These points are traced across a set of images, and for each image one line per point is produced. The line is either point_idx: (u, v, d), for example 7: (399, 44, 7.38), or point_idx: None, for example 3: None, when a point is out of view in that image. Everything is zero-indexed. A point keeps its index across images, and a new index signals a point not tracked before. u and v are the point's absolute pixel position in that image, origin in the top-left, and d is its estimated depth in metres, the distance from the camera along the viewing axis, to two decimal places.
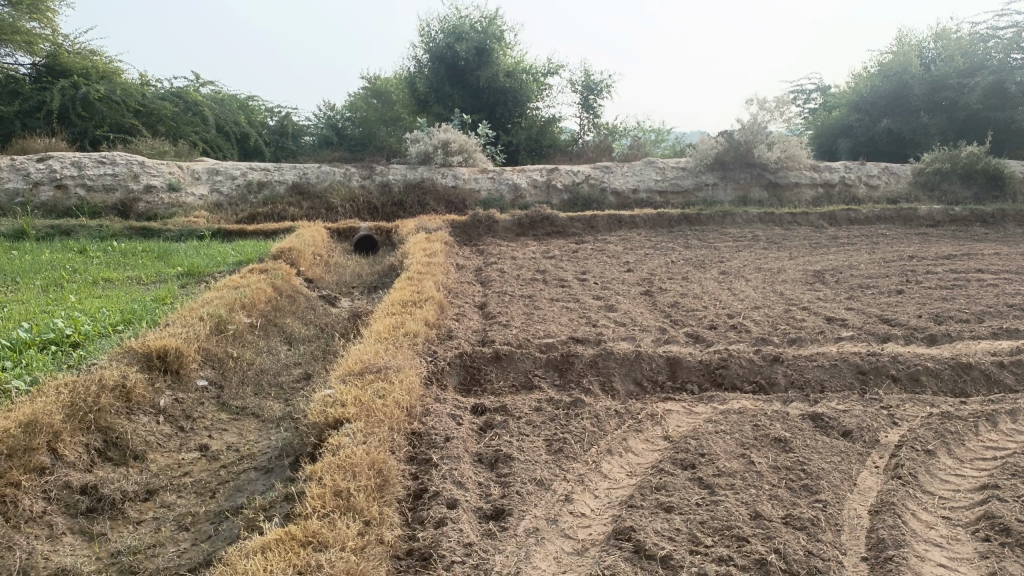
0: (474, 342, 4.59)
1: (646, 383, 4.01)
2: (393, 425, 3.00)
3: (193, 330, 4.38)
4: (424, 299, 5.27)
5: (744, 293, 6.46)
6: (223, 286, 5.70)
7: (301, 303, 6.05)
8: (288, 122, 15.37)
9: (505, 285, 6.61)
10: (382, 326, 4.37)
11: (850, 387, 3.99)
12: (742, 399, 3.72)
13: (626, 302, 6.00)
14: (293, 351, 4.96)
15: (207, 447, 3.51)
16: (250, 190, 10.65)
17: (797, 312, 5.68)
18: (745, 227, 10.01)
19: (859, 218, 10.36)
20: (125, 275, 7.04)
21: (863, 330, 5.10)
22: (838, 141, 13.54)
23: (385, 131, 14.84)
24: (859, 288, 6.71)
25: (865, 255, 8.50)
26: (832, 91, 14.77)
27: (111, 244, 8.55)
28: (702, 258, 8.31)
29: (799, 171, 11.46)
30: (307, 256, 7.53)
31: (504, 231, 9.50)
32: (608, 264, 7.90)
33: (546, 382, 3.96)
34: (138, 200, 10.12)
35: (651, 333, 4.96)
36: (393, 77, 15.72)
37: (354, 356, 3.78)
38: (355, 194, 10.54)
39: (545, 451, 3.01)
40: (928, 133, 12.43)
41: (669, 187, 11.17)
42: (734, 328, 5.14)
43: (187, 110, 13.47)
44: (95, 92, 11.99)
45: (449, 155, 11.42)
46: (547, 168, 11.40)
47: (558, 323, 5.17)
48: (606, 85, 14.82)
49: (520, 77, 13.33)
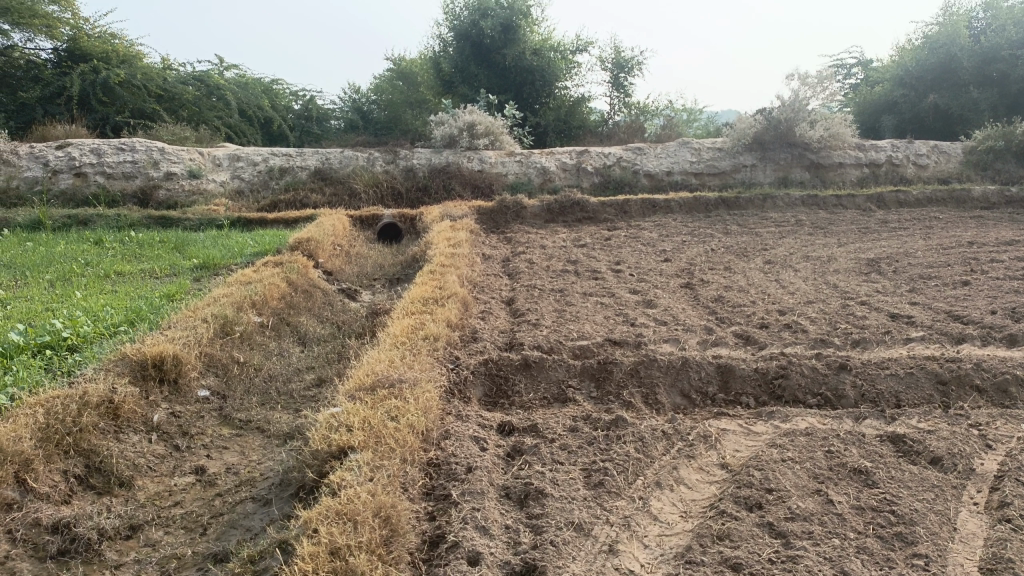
0: (501, 346, 4.17)
1: (694, 396, 3.55)
2: (406, 455, 2.59)
3: (195, 334, 4.03)
4: (447, 296, 4.84)
5: (794, 285, 5.95)
6: (233, 282, 5.34)
7: (317, 298, 5.66)
8: (313, 106, 14.97)
9: (534, 278, 6.18)
10: (399, 328, 3.97)
11: (929, 399, 3.50)
12: (806, 415, 3.26)
13: (666, 297, 5.53)
14: (306, 352, 4.57)
15: (203, 470, 3.14)
16: (271, 176, 10.31)
17: (855, 307, 5.17)
18: (787, 210, 9.45)
19: (909, 199, 9.73)
20: (138, 268, 6.72)
21: (933, 330, 4.58)
22: (882, 118, 12.81)
23: (410, 113, 14.41)
24: (919, 278, 6.16)
25: (919, 241, 7.91)
26: (875, 66, 14.01)
27: (128, 234, 8.27)
28: (744, 245, 7.80)
29: (843, 151, 10.82)
30: (326, 246, 7.15)
31: (533, 217, 9.07)
32: (644, 253, 7.42)
33: (581, 394, 3.53)
34: (157, 188, 9.83)
35: (696, 333, 4.50)
36: (419, 59, 15.30)
37: (367, 366, 3.38)
38: (378, 178, 10.13)
39: (583, 485, 2.58)
40: (979, 109, 11.70)
41: (705, 169, 10.61)
42: (789, 328, 4.64)
43: (210, 94, 13.16)
44: (115, 77, 11.70)
45: (475, 138, 10.96)
46: (577, 151, 10.91)
47: (592, 322, 4.73)
48: (638, 63, 14.23)
49: (547, 56, 12.80)
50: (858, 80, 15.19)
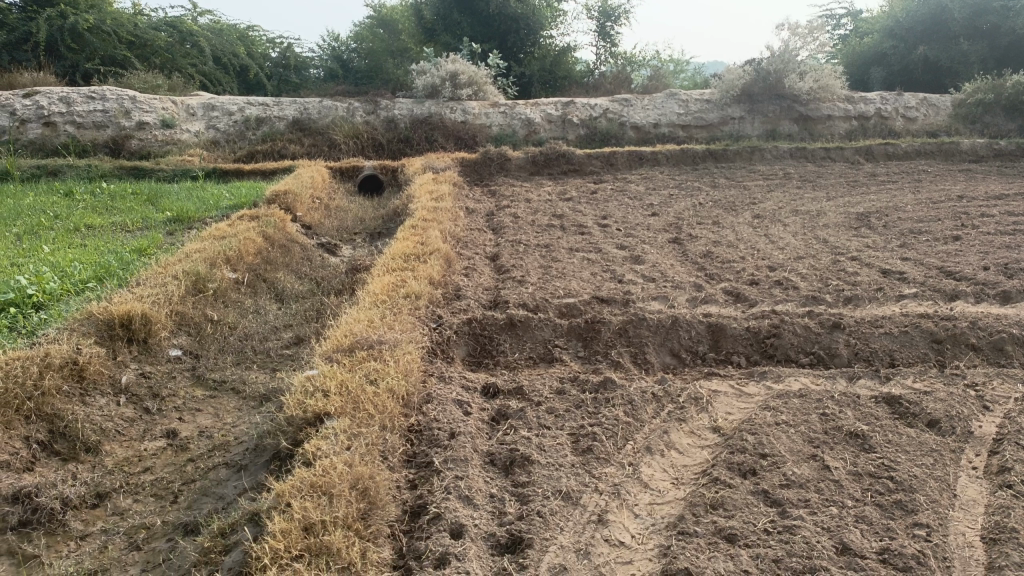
0: (485, 304, 4.04)
1: (684, 355, 3.45)
2: (386, 422, 2.47)
3: (165, 292, 3.86)
4: (429, 252, 4.68)
5: (783, 240, 5.84)
6: (207, 236, 5.14)
7: (295, 253, 5.48)
8: (291, 54, 14.50)
9: (519, 232, 6.02)
10: (379, 286, 3.82)
11: (924, 358, 3.43)
12: (799, 375, 3.17)
13: (654, 253, 5.41)
14: (284, 309, 4.41)
15: (175, 433, 3.01)
16: (248, 127, 9.99)
17: (846, 263, 5.07)
18: (775, 163, 9.30)
19: (898, 151, 9.60)
20: (109, 221, 6.49)
21: (925, 286, 4.50)
22: (872, 70, 12.58)
23: (391, 62, 14.00)
24: (910, 234, 6.06)
25: (908, 195, 7.80)
26: (866, 16, 13.73)
27: (99, 186, 7.99)
28: (732, 199, 7.66)
29: (832, 103, 10.63)
30: (305, 199, 6.93)
31: (517, 170, 8.86)
32: (631, 207, 7.27)
33: (568, 354, 3.42)
34: (130, 138, 9.49)
35: (685, 290, 4.39)
36: (401, 6, 14.83)
37: (345, 326, 3.24)
38: (358, 129, 9.84)
39: (571, 451, 2.48)
40: (969, 61, 11.52)
41: (692, 121, 10.40)
42: (779, 284, 4.53)
43: (183, 41, 12.68)
44: (84, 22, 11.21)
45: (458, 88, 10.65)
46: (562, 101, 10.64)
47: (579, 279, 4.60)
48: (625, 11, 13.86)
49: (532, 3, 12.41)
50: (847, 31, 14.91)
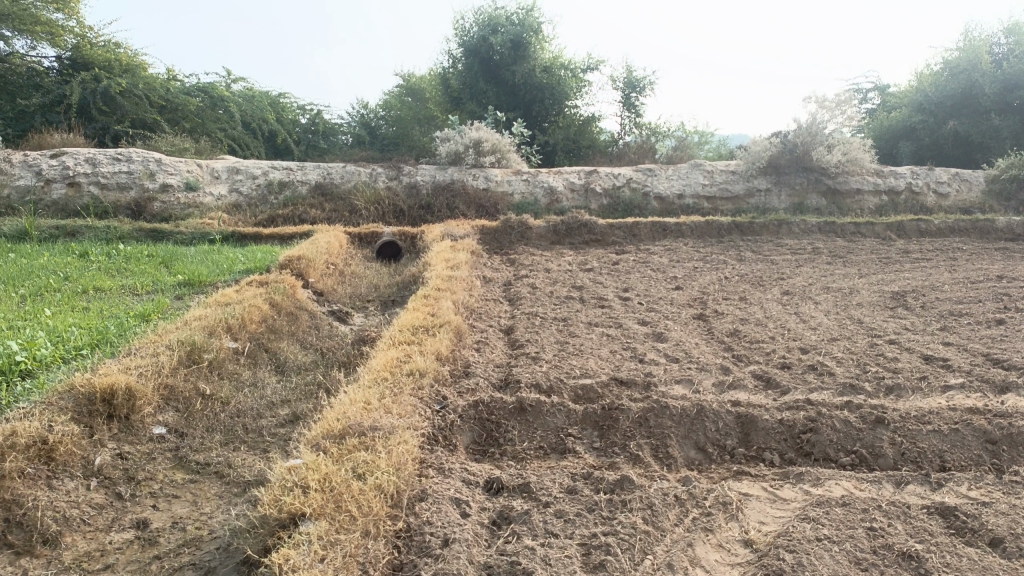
0: (495, 385, 3.77)
1: (711, 450, 3.12)
2: (370, 528, 2.20)
3: (155, 363, 3.66)
4: (439, 325, 4.44)
5: (814, 319, 5.54)
6: (211, 302, 4.96)
7: (303, 320, 5.27)
8: (320, 120, 14.68)
9: (537, 305, 5.78)
10: (381, 363, 3.57)
11: (978, 461, 3.08)
12: (840, 478, 2.83)
13: (677, 330, 5.13)
14: (283, 381, 4.17)
15: (145, 524, 2.77)
16: (270, 190, 9.97)
17: (884, 346, 4.75)
18: (803, 237, 9.03)
19: (930, 228, 9.30)
20: (119, 283, 6.37)
21: (972, 375, 4.16)
22: (900, 144, 12.40)
23: (418, 129, 14.09)
24: (950, 315, 5.73)
25: (944, 274, 7.49)
26: (892, 92, 13.66)
27: (116, 247, 7.93)
28: (759, 273, 7.39)
29: (860, 177, 10.41)
30: (319, 265, 6.77)
31: (538, 239, 8.68)
32: (654, 280, 7.03)
33: (582, 445, 3.11)
34: (152, 199, 9.48)
35: (711, 374, 4.10)
36: (430, 75, 15.04)
37: (339, 408, 2.97)
38: (380, 194, 9.77)
39: (580, 567, 2.17)
40: (999, 137, 11.31)
41: (717, 192, 10.22)
42: (813, 369, 4.22)
43: (214, 105, 12.87)
44: (117, 85, 11.40)
45: (481, 155, 10.61)
46: (586, 170, 10.54)
47: (597, 358, 4.32)
48: (650, 83, 13.91)
49: (558, 74, 12.49)
50: (874, 105, 14.83)
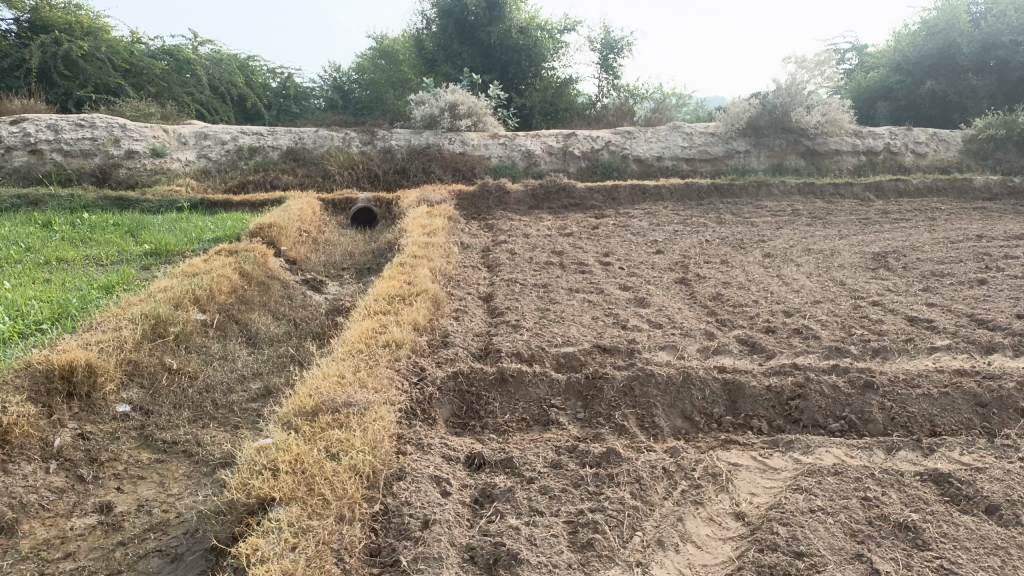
0: (475, 355, 3.65)
1: (698, 418, 3.04)
2: (345, 511, 2.09)
3: (118, 338, 3.50)
4: (416, 293, 4.30)
5: (797, 282, 5.46)
6: (178, 272, 4.77)
7: (275, 289, 5.10)
8: (291, 84, 14.28)
9: (516, 271, 5.64)
10: (356, 335, 3.43)
11: (968, 425, 3.02)
12: (831, 445, 2.76)
13: (660, 294, 5.03)
14: (255, 354, 4.02)
15: (109, 507, 2.64)
16: (240, 156, 9.68)
17: (868, 309, 4.68)
18: (782, 199, 8.95)
19: (909, 188, 9.26)
20: (83, 254, 6.13)
21: (958, 337, 4.11)
22: (878, 105, 12.31)
23: (392, 92, 13.74)
24: (932, 276, 5.69)
25: (924, 234, 7.45)
26: (871, 52, 13.53)
27: (80, 216, 7.66)
28: (740, 236, 7.31)
29: (839, 138, 10.33)
30: (291, 232, 6.57)
31: (516, 204, 8.52)
32: (634, 244, 6.91)
33: (565, 416, 3.01)
34: (118, 166, 9.16)
35: (695, 339, 4.01)
36: (403, 36, 14.65)
37: (312, 383, 2.84)
38: (354, 159, 9.52)
39: (566, 547, 2.08)
40: (977, 97, 11.25)
41: (697, 154, 10.08)
42: (799, 333, 4.14)
43: (181, 69, 12.43)
44: (78, 49, 10.95)
45: (457, 119, 10.36)
46: (564, 133, 10.35)
47: (579, 325, 4.21)
48: (628, 44, 13.66)
49: (535, 35, 12.20)
50: (852, 65, 14.70)
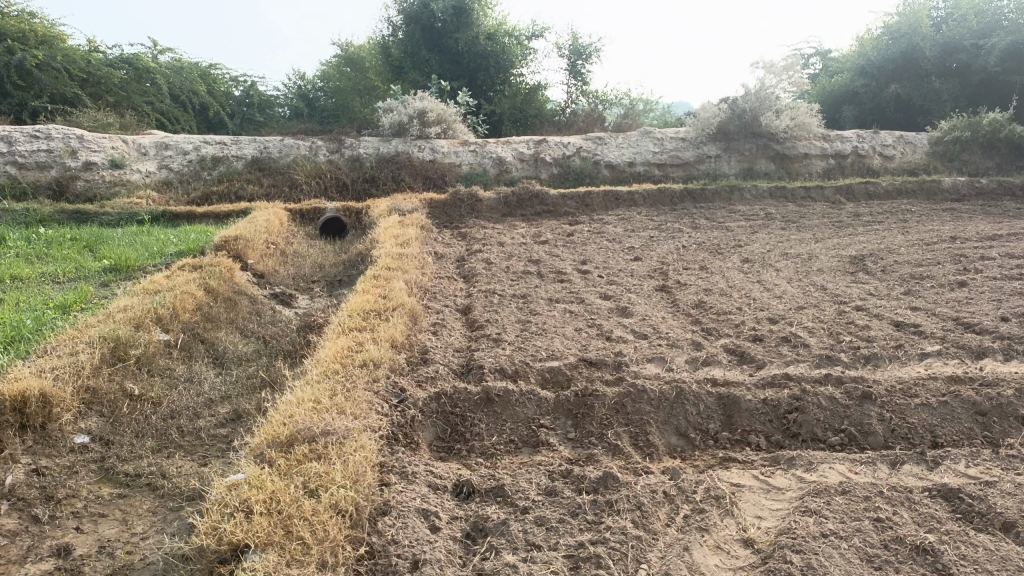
0: (456, 373, 3.49)
1: (694, 435, 2.91)
2: (326, 555, 1.92)
3: (74, 363, 3.30)
4: (392, 308, 4.12)
5: (778, 288, 5.38)
6: (139, 289, 4.54)
7: (243, 305, 4.88)
8: (255, 92, 13.98)
9: (493, 281, 5.49)
10: (332, 354, 3.25)
11: (969, 436, 2.94)
12: (833, 461, 2.65)
13: (642, 303, 4.92)
14: (223, 375, 3.80)
15: (67, 551, 2.43)
16: (204, 166, 9.40)
17: (853, 314, 4.60)
18: (755, 203, 8.93)
19: (879, 190, 9.30)
20: (39, 270, 5.84)
21: (946, 342, 4.04)
22: (843, 109, 12.41)
23: (358, 100, 13.52)
24: (911, 279, 5.66)
25: (898, 237, 7.45)
26: (835, 57, 13.67)
27: (35, 231, 7.34)
28: (716, 241, 7.24)
29: (808, 141, 10.36)
30: (258, 245, 6.34)
31: (489, 211, 8.37)
32: (611, 251, 6.79)
33: (556, 436, 2.86)
34: (75, 178, 8.82)
35: (683, 350, 3.89)
36: (369, 43, 14.44)
37: (286, 409, 2.66)
38: (321, 168, 9.30)
39: None
40: (941, 100, 11.34)
41: (668, 159, 10.03)
42: (787, 341, 4.03)
43: (140, 78, 12.06)
44: (33, 57, 10.54)
45: (426, 126, 10.18)
46: (534, 140, 10.22)
47: (563, 337, 4.07)
48: (596, 49, 13.60)
49: (502, 41, 12.09)
50: (817, 70, 14.83)
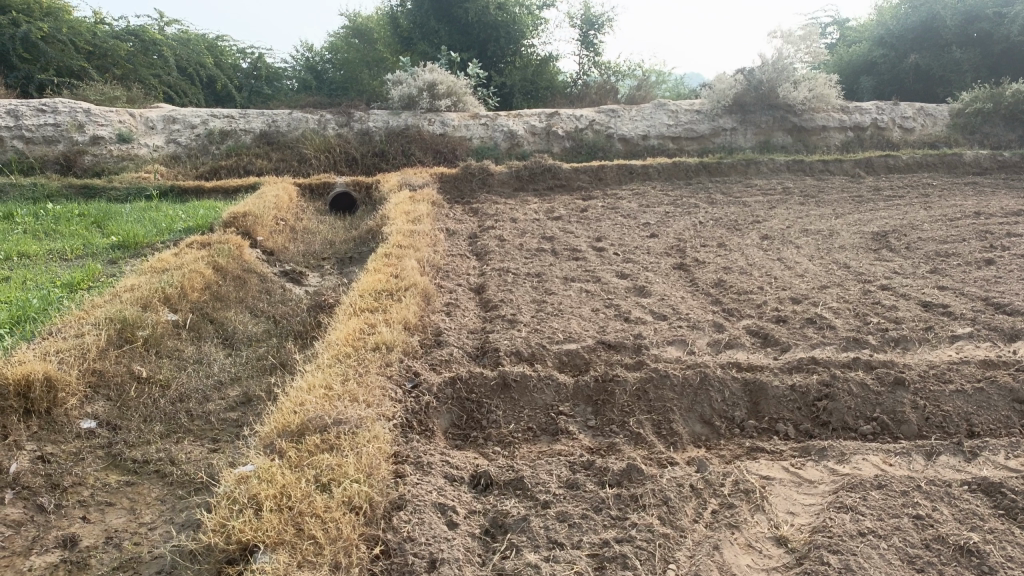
0: (472, 356, 3.38)
1: (719, 423, 2.80)
2: (339, 554, 1.84)
3: (80, 345, 3.21)
4: (404, 288, 4.01)
5: (800, 266, 5.23)
6: (147, 268, 4.44)
7: (252, 283, 4.78)
8: (263, 65, 13.79)
9: (506, 259, 5.36)
10: (343, 336, 3.14)
11: (1007, 424, 2.82)
12: (866, 452, 2.55)
13: (660, 282, 4.79)
14: (232, 356, 3.72)
15: (73, 542, 2.35)
16: (212, 140, 9.26)
17: (879, 294, 4.46)
18: (772, 178, 8.73)
19: (899, 164, 9.08)
20: (46, 247, 5.75)
21: (977, 324, 3.91)
22: (861, 79, 12.10)
23: (367, 72, 13.29)
24: (936, 257, 5.50)
25: (920, 212, 7.26)
26: (853, 26, 13.34)
27: (43, 206, 7.25)
28: (734, 217, 7.08)
29: (826, 113, 10.10)
30: (267, 221, 6.23)
31: (501, 186, 8.22)
32: (626, 227, 6.65)
33: (576, 424, 2.76)
34: (83, 153, 8.72)
35: (704, 333, 3.77)
36: (377, 15, 14.19)
37: (296, 396, 2.56)
38: (330, 142, 9.15)
39: None
40: (961, 71, 11.05)
41: (682, 132, 9.83)
42: (812, 322, 3.90)
43: (147, 51, 11.89)
44: (38, 30, 10.40)
45: (436, 99, 9.99)
46: (546, 112, 10.02)
47: (580, 318, 3.95)
48: (608, 19, 13.31)
49: (512, 11, 11.84)
50: (834, 40, 14.48)
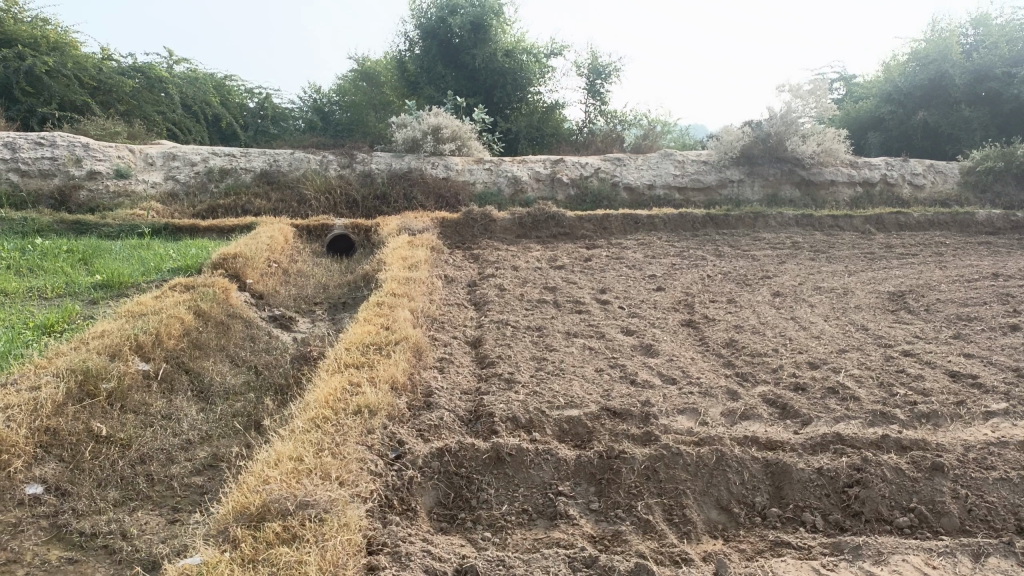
0: (464, 422, 3.09)
1: (738, 510, 2.50)
2: None
3: (32, 401, 2.93)
4: (395, 341, 3.72)
5: (814, 327, 4.96)
6: (124, 311, 4.17)
7: (236, 329, 4.50)
8: (270, 105, 13.71)
9: (506, 311, 5.10)
10: (323, 397, 2.85)
11: None
12: (906, 552, 2.25)
13: (667, 340, 4.51)
14: (205, 411, 3.42)
15: None
16: (211, 178, 9.08)
17: (902, 361, 4.16)
18: (780, 231, 8.49)
19: (910, 222, 8.86)
20: (26, 285, 5.49)
21: (1011, 399, 3.62)
22: (869, 134, 11.96)
23: (373, 115, 13.19)
24: (957, 321, 5.23)
25: (935, 272, 7.01)
26: (860, 82, 13.27)
27: (31, 241, 7.01)
28: (742, 271, 6.83)
29: (835, 168, 9.92)
30: (259, 263, 5.98)
31: (502, 232, 8.00)
32: (631, 279, 6.40)
33: (576, 506, 2.46)
34: (78, 188, 8.52)
35: (718, 401, 3.47)
36: (385, 59, 14.16)
37: (260, 470, 2.27)
38: (331, 183, 8.96)
39: None
40: (970, 129, 10.93)
41: (689, 183, 9.63)
42: (834, 392, 3.61)
43: (152, 87, 11.78)
44: (43, 64, 10.30)
45: (440, 142, 9.84)
46: (551, 159, 9.86)
47: (583, 380, 3.66)
48: (615, 69, 13.27)
49: (520, 58, 11.78)
50: (841, 95, 14.45)
